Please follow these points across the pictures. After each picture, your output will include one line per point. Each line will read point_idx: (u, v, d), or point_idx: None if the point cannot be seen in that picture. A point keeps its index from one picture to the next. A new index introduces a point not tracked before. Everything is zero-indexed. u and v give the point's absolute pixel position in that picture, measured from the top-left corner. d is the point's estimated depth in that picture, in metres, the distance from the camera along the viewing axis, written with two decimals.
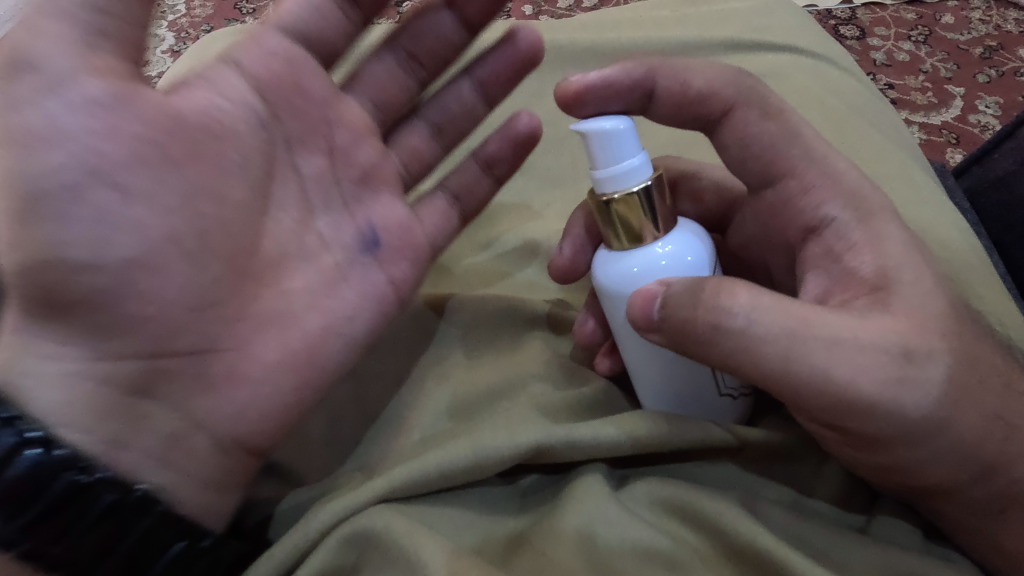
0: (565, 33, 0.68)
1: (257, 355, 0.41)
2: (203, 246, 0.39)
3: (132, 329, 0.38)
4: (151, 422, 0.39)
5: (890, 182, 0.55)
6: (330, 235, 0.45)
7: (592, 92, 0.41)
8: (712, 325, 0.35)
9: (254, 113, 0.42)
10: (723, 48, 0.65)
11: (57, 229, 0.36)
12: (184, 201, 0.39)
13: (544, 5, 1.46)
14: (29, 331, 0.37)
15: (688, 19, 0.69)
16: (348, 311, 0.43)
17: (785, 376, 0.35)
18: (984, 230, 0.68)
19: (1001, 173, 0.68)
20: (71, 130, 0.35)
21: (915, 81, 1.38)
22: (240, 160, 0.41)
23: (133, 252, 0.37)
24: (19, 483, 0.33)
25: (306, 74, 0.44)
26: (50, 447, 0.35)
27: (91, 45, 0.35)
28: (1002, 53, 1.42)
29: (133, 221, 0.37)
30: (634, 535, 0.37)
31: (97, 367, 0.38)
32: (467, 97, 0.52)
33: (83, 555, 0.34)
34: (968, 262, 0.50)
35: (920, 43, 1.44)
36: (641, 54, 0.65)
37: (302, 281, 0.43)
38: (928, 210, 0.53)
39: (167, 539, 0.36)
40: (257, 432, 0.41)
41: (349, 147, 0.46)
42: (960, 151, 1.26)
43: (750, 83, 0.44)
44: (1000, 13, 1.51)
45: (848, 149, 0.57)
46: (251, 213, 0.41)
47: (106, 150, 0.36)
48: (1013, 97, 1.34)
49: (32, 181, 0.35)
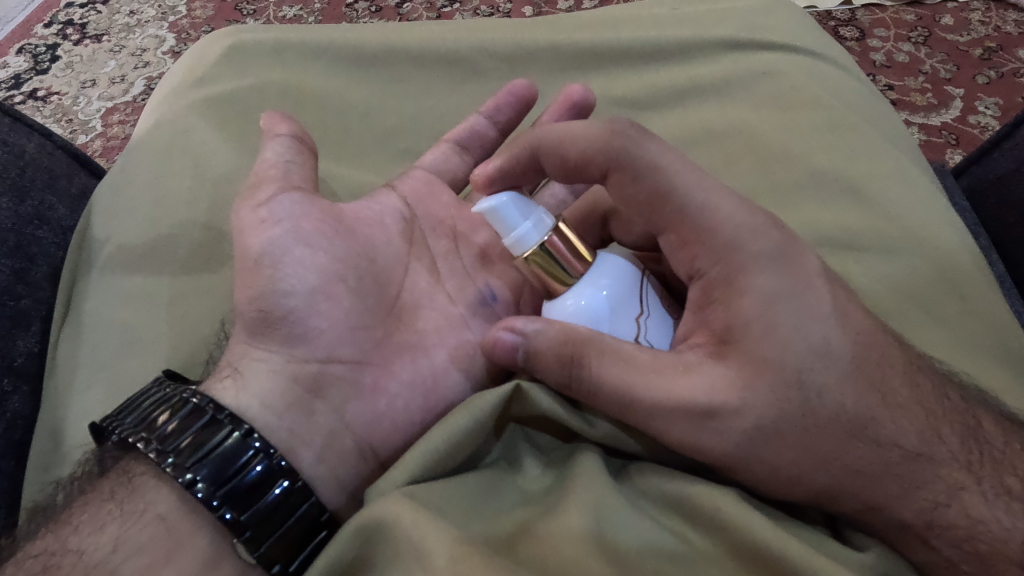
0: (566, 33, 0.68)
1: (396, 373, 0.47)
2: (364, 286, 0.48)
3: (313, 341, 0.45)
4: (318, 420, 0.44)
5: (889, 181, 0.55)
6: (457, 294, 0.52)
7: (496, 178, 0.47)
8: (563, 373, 0.40)
9: (398, 214, 0.54)
10: (722, 47, 0.65)
11: (279, 280, 0.45)
12: (348, 256, 0.48)
13: (544, 7, 1.47)
14: (254, 347, 0.45)
15: (687, 20, 0.69)
16: (470, 349, 0.50)
17: (632, 408, 0.39)
18: (983, 230, 0.68)
19: (1000, 173, 0.68)
20: (284, 215, 0.46)
21: (915, 82, 1.38)
22: (395, 237, 0.52)
23: (318, 284, 0.46)
24: (227, 458, 0.39)
25: (437, 189, 0.56)
26: (252, 436, 0.40)
27: (292, 167, 0.48)
28: (1002, 54, 1.43)
29: (323, 268, 0.46)
30: (638, 531, 0.37)
31: (293, 367, 0.45)
32: (559, 194, 0.59)
33: (264, 528, 0.38)
34: (966, 262, 0.51)
35: (919, 44, 1.45)
36: (641, 55, 0.65)
37: (432, 323, 0.50)
38: (928, 209, 0.53)
39: (315, 527, 0.40)
40: (388, 440, 0.46)
41: (468, 235, 0.56)
42: (960, 152, 1.27)
43: (619, 145, 0.43)
44: (1000, 14, 1.51)
45: (845, 149, 0.57)
46: (399, 265, 0.51)
47: (305, 228, 0.46)
48: (1012, 98, 1.34)
49: (271, 244, 0.45)
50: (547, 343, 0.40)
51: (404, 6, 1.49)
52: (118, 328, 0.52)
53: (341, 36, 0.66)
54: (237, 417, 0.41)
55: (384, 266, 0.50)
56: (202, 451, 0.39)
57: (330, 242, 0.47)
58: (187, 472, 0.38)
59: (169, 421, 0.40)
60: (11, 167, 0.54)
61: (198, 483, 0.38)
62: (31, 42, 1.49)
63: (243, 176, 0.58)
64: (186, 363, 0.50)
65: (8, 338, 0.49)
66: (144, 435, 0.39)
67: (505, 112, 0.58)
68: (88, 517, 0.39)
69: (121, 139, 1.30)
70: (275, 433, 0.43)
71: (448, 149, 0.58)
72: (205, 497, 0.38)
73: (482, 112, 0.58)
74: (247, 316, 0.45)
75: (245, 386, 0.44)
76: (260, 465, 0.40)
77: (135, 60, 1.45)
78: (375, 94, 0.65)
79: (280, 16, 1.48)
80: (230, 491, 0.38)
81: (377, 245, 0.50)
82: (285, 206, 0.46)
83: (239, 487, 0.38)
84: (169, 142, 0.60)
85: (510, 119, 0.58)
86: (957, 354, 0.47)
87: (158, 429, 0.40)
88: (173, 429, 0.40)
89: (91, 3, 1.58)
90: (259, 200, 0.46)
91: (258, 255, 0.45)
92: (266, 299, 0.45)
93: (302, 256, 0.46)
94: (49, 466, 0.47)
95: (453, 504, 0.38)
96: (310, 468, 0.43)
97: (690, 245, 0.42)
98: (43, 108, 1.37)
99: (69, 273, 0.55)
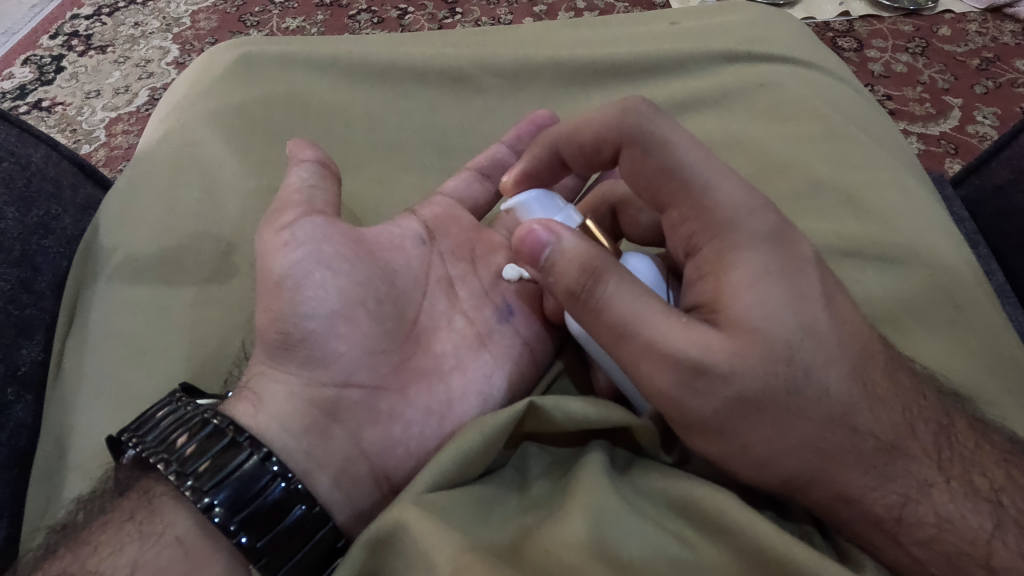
0: (571, 48, 0.69)
1: (411, 400, 0.47)
2: (380, 307, 0.48)
3: (331, 364, 0.46)
4: (335, 444, 0.44)
5: (893, 191, 0.56)
6: (474, 313, 0.53)
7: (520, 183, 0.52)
8: (579, 279, 0.41)
9: (418, 237, 0.54)
10: (726, 60, 0.66)
11: (300, 304, 0.45)
12: (370, 280, 0.48)
13: (544, 18, 1.49)
14: (273, 368, 0.46)
15: (690, 33, 0.70)
16: (487, 372, 0.50)
17: (632, 332, 0.39)
18: (982, 239, 0.69)
19: (998, 182, 0.69)
20: (306, 238, 0.46)
21: (914, 92, 1.39)
22: (414, 261, 0.53)
23: (338, 307, 0.46)
24: (245, 483, 0.39)
25: (458, 214, 0.57)
26: (271, 460, 0.41)
27: (315, 193, 0.49)
28: (999, 64, 1.44)
29: (344, 291, 0.47)
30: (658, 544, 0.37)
31: (310, 390, 0.45)
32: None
33: (279, 555, 0.39)
34: (967, 273, 0.51)
35: (917, 55, 1.46)
36: (645, 68, 0.66)
37: (449, 345, 0.50)
38: (932, 221, 0.54)
39: (331, 553, 0.41)
40: (398, 461, 0.46)
41: (486, 255, 0.56)
42: (959, 161, 1.28)
43: (634, 120, 0.44)
44: (997, 25, 1.53)
45: (850, 160, 0.58)
46: (417, 287, 0.52)
47: (326, 251, 0.47)
48: (1010, 107, 1.36)
49: (292, 267, 0.45)
50: (577, 248, 0.41)
51: (405, 17, 1.51)
52: (132, 344, 0.52)
53: (344, 50, 0.67)
54: (257, 440, 0.41)
55: (403, 289, 0.51)
56: (221, 474, 0.39)
57: (351, 264, 0.48)
58: (203, 496, 0.38)
59: (189, 443, 0.40)
60: (18, 177, 0.55)
61: (215, 508, 0.38)
62: (36, 53, 1.50)
63: (258, 194, 0.59)
64: (200, 380, 0.50)
65: (14, 347, 0.50)
66: (164, 456, 0.40)
67: (526, 141, 0.59)
68: (101, 529, 0.39)
69: (124, 148, 1.32)
70: (293, 455, 0.43)
71: (470, 177, 0.59)
72: (222, 522, 0.38)
73: (504, 141, 0.58)
74: (268, 336, 0.46)
75: (263, 407, 0.44)
76: (282, 484, 0.40)
77: (139, 70, 1.46)
78: (384, 108, 0.65)
79: (283, 27, 1.50)
80: (247, 516, 0.38)
81: (397, 270, 0.51)
82: (309, 230, 0.47)
83: (257, 512, 0.39)
84: (179, 153, 0.61)
85: (532, 148, 0.58)
86: (964, 364, 0.47)
87: (176, 451, 0.40)
88: (194, 451, 0.40)
89: (96, 15, 1.60)
90: (282, 223, 0.47)
91: (279, 278, 0.46)
92: (286, 322, 0.45)
93: (321, 279, 0.46)
94: (61, 483, 0.47)
95: (463, 509, 0.38)
96: (329, 489, 0.43)
97: (691, 233, 0.42)
98: (47, 118, 1.38)
99: (73, 285, 0.55)
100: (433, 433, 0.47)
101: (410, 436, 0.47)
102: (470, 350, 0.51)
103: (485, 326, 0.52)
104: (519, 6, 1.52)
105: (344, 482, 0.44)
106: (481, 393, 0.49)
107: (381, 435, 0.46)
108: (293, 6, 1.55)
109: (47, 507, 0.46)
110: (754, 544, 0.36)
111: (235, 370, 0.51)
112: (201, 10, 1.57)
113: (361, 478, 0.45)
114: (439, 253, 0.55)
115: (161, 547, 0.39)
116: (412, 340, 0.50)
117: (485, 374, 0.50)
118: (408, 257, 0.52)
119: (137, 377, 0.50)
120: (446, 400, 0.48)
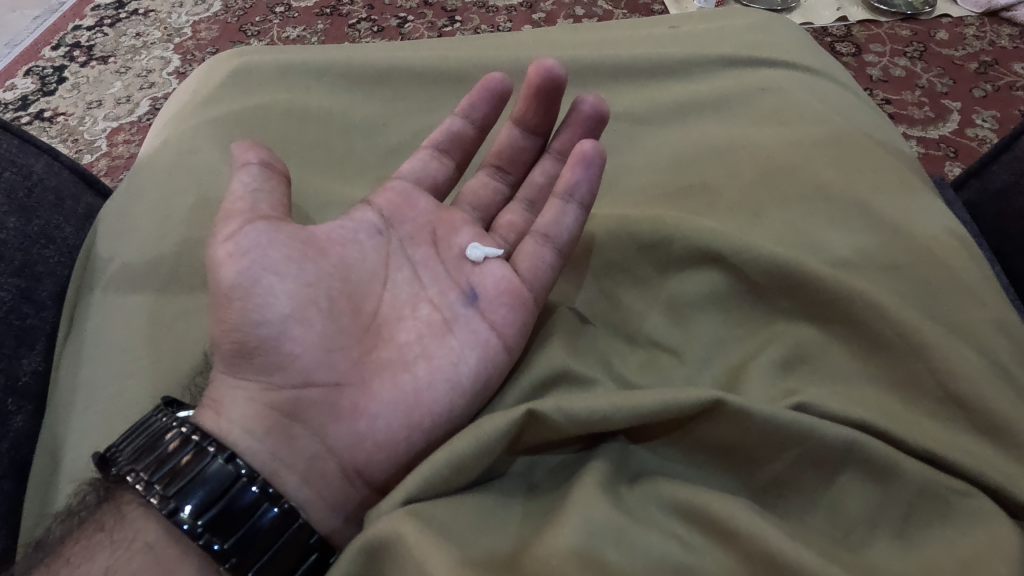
0: (566, 51, 0.69)
1: (376, 394, 0.46)
2: (332, 305, 0.48)
3: (287, 368, 0.46)
4: (300, 444, 0.44)
5: (890, 193, 0.55)
6: (441, 301, 0.51)
7: (540, 88, 0.55)
8: None
9: (373, 227, 0.54)
10: (721, 64, 0.66)
11: (251, 312, 0.46)
12: (321, 278, 0.49)
13: (543, 25, 1.50)
14: (232, 375, 0.46)
15: (686, 37, 0.70)
16: (453, 360, 0.47)
17: None
18: (984, 241, 0.68)
19: (1000, 185, 0.69)
20: (250, 246, 0.47)
21: (913, 96, 1.39)
22: (369, 252, 0.52)
23: (291, 309, 0.47)
24: (211, 486, 0.40)
25: (415, 198, 0.56)
26: (237, 461, 0.41)
27: (260, 196, 0.49)
28: (997, 67, 1.44)
29: (294, 294, 0.47)
30: (642, 547, 0.37)
31: (269, 395, 0.45)
32: (553, 167, 0.57)
33: (250, 555, 0.39)
34: (973, 271, 0.50)
35: (915, 59, 1.46)
36: (640, 71, 0.66)
37: (412, 334, 0.49)
38: (933, 221, 0.53)
39: (306, 551, 0.41)
40: (371, 461, 0.45)
41: (448, 237, 0.55)
42: (959, 165, 1.27)
43: None
44: (994, 29, 1.53)
45: (846, 162, 0.57)
46: (376, 279, 0.52)
47: (274, 255, 0.47)
48: (1009, 111, 1.36)
49: (240, 277, 0.46)
50: None
51: (405, 25, 1.52)
52: (122, 349, 0.52)
53: (344, 56, 0.67)
54: (221, 443, 0.42)
55: (359, 283, 0.51)
56: (188, 480, 0.40)
57: (294, 268, 0.48)
58: (170, 502, 0.39)
59: (158, 449, 0.41)
60: (20, 186, 0.55)
61: (182, 514, 0.39)
62: (39, 65, 1.51)
63: None
64: (189, 385, 0.50)
65: (13, 357, 0.49)
66: (131, 465, 0.40)
67: (480, 109, 0.58)
68: (91, 540, 0.40)
69: (126, 158, 1.32)
70: (256, 458, 0.43)
71: (426, 156, 0.58)
72: (189, 527, 0.38)
73: (458, 113, 0.58)
74: (227, 343, 0.46)
75: (224, 413, 0.44)
76: (254, 488, 0.40)
77: (140, 80, 1.47)
78: (378, 113, 0.65)
79: (284, 36, 1.51)
80: (215, 519, 0.39)
81: (352, 263, 0.51)
82: (255, 237, 0.47)
83: (228, 516, 0.39)
84: (175, 161, 0.61)
85: (488, 115, 0.58)
86: (972, 359, 0.46)
87: (144, 460, 0.40)
88: (163, 458, 0.40)
89: (97, 26, 1.61)
90: (226, 233, 0.48)
91: (229, 288, 0.46)
92: (240, 330, 0.46)
93: (264, 287, 0.46)
94: (53, 492, 0.46)
95: (456, 514, 0.38)
96: (299, 488, 0.43)
97: None
98: (49, 128, 1.39)
99: (73, 294, 0.55)
100: (403, 429, 0.45)
101: (381, 433, 0.45)
102: (436, 340, 0.49)
103: (456, 315, 0.50)
104: (518, 13, 1.53)
105: (317, 484, 0.44)
106: (446, 383, 0.46)
107: (349, 431, 0.45)
108: (293, 15, 1.56)
109: (38, 516, 0.46)
110: (756, 548, 0.36)
111: (200, 380, 0.51)
112: (202, 20, 1.58)
113: (338, 482, 0.44)
114: (398, 245, 0.54)
115: (133, 553, 0.39)
116: (370, 336, 0.49)
117: (449, 362, 0.47)
118: (372, 257, 0.52)
119: (125, 383, 0.50)
120: (409, 391, 0.46)
